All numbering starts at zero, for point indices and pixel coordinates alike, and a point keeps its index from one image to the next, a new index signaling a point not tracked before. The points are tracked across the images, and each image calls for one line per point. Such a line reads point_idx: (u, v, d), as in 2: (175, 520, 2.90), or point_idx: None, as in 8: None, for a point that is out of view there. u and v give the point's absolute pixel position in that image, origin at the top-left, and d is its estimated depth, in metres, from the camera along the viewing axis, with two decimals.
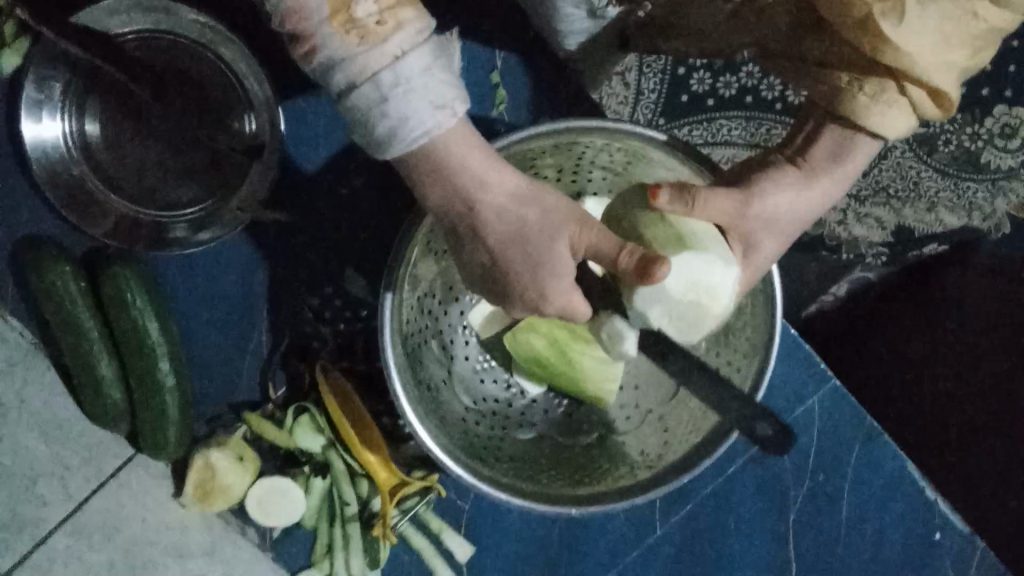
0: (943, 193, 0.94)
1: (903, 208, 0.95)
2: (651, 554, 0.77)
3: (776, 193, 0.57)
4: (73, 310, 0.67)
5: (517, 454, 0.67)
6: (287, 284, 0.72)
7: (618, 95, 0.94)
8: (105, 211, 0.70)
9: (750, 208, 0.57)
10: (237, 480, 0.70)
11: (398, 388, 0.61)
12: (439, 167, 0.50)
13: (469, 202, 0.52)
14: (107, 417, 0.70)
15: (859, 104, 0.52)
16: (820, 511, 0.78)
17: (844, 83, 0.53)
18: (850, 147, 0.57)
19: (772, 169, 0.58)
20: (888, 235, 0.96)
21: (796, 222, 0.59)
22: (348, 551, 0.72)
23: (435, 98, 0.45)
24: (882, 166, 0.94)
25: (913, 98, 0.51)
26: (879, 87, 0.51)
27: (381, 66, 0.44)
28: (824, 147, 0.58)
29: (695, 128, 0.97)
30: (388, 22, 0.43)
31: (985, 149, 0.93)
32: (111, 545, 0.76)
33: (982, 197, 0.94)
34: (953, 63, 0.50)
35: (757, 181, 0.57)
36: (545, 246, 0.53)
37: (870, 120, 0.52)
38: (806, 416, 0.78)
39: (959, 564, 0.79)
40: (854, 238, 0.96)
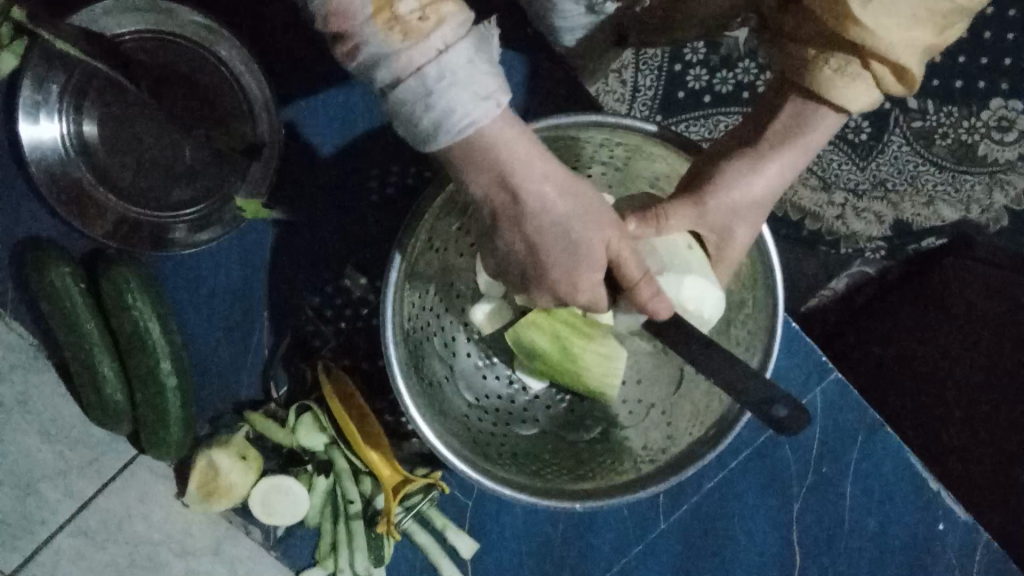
0: (940, 187, 1.02)
1: (903, 203, 1.02)
2: (655, 548, 0.77)
3: (732, 187, 0.57)
4: (74, 312, 0.67)
5: (519, 449, 0.67)
6: (288, 283, 0.72)
7: (614, 92, 0.96)
8: (105, 211, 0.69)
9: (708, 205, 0.57)
10: (241, 480, 0.70)
11: (400, 385, 0.61)
12: (490, 161, 0.49)
13: (517, 188, 0.50)
14: (110, 419, 0.70)
15: (824, 77, 0.52)
16: (826, 502, 0.78)
17: (811, 56, 0.52)
18: (811, 120, 0.55)
19: (727, 158, 0.58)
20: (887, 228, 1.02)
21: (765, 204, 0.58)
22: (353, 549, 0.72)
23: (481, 89, 0.45)
24: (880, 160, 1.01)
25: (877, 75, 0.50)
26: (845, 62, 0.50)
27: (426, 61, 0.43)
28: (781, 124, 0.56)
29: (693, 124, 0.97)
30: (430, 17, 0.42)
31: (982, 141, 1.02)
32: (117, 546, 0.76)
33: (980, 191, 1.02)
34: (925, 40, 0.49)
35: (706, 176, 0.58)
36: (584, 240, 0.53)
37: (832, 92, 0.52)
38: (807, 410, 0.78)
39: (962, 555, 0.79)
40: (853, 232, 1.02)
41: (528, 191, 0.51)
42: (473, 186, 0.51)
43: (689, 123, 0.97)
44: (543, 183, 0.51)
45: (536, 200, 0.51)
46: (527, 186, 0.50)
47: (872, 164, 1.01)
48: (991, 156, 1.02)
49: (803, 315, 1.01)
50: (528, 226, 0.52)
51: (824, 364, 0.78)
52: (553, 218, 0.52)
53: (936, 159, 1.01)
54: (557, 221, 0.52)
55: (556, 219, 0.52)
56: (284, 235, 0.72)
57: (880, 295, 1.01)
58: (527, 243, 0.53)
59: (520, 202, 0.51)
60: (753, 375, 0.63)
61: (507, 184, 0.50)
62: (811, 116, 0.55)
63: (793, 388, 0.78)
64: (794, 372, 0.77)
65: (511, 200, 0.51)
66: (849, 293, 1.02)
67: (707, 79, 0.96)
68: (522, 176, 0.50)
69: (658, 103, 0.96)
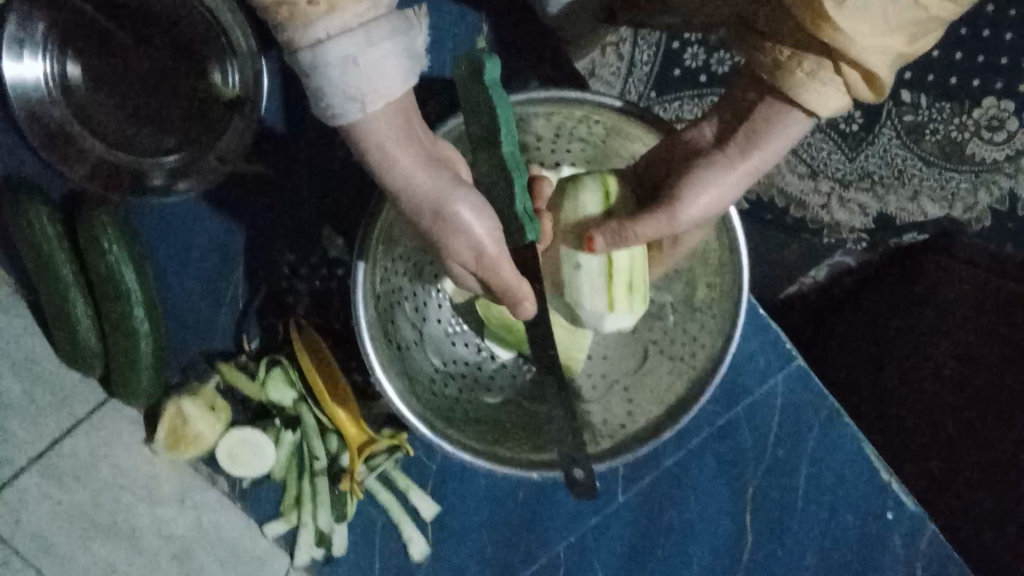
0: (926, 182, 1.03)
1: (888, 195, 1.04)
2: (611, 521, 0.79)
3: (699, 194, 0.58)
4: (50, 254, 0.66)
5: (482, 417, 0.68)
6: (265, 239, 0.73)
7: (611, 67, 0.95)
8: (84, 153, 0.69)
9: (676, 214, 0.58)
10: (209, 428, 0.72)
11: (369, 346, 0.62)
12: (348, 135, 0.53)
13: (377, 165, 0.54)
14: (82, 361, 0.71)
15: (796, 78, 0.54)
16: (778, 484, 0.80)
17: (784, 57, 0.54)
18: (778, 124, 0.57)
19: (698, 160, 0.59)
20: (870, 220, 1.05)
21: (726, 209, 0.60)
22: (316, 505, 0.74)
23: (351, 87, 0.48)
24: (869, 152, 1.02)
25: (847, 79, 0.52)
26: (816, 65, 0.53)
27: (304, 45, 0.46)
28: (751, 127, 0.58)
29: (686, 102, 0.97)
30: (318, 7, 0.45)
31: (971, 141, 1.01)
32: (81, 488, 0.75)
33: (965, 188, 1.03)
34: (895, 47, 0.51)
35: (679, 185, 0.58)
36: (449, 217, 0.55)
37: (806, 95, 0.54)
38: (768, 395, 0.80)
39: (908, 544, 0.81)
40: (837, 221, 1.05)
41: (389, 164, 0.54)
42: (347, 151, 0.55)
43: (684, 101, 0.97)
44: (404, 157, 0.54)
45: (399, 173, 0.55)
46: (387, 160, 0.54)
47: (862, 155, 1.02)
48: (979, 156, 1.01)
49: (780, 302, 1.08)
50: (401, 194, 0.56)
51: (787, 353, 0.80)
52: (411, 193, 0.55)
53: (925, 154, 1.02)
54: (421, 194, 0.55)
55: (416, 194, 0.55)
56: (262, 191, 0.73)
57: (858, 286, 1.06)
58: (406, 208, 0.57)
59: (383, 173, 0.55)
60: (711, 357, 0.65)
61: (369, 157, 0.54)
62: (782, 120, 0.57)
63: (755, 373, 0.80)
64: (758, 357, 0.79)
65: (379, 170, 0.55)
66: (829, 282, 1.07)
67: (704, 58, 0.96)
68: (381, 152, 0.54)
69: (653, 80, 0.97)
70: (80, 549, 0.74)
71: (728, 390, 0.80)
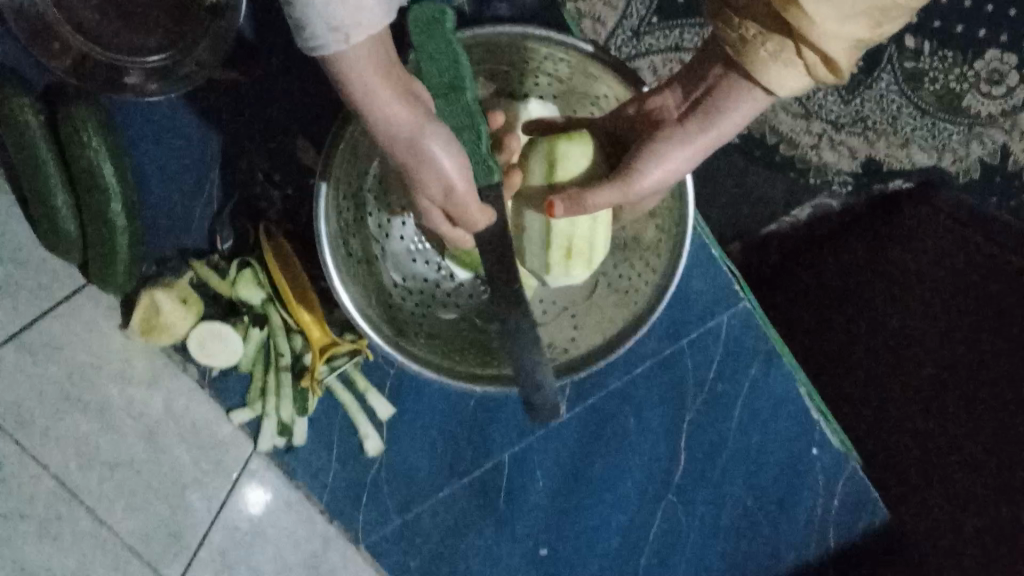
0: (919, 131, 1.05)
1: (879, 141, 1.06)
2: (555, 435, 0.85)
3: (656, 167, 0.62)
4: (31, 142, 0.68)
5: (435, 331, 0.73)
6: (241, 144, 0.76)
7: None
8: (66, 47, 0.71)
9: (635, 181, 0.61)
10: (180, 321, 0.76)
11: (329, 256, 0.66)
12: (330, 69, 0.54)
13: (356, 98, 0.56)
14: (59, 246, 0.73)
15: (760, 57, 0.55)
16: (715, 415, 0.86)
17: (750, 35, 0.56)
18: (733, 101, 0.61)
19: (660, 131, 0.63)
20: (858, 165, 1.07)
21: (685, 174, 0.64)
22: (279, 398, 0.79)
23: (330, 16, 0.49)
24: (865, 97, 1.05)
25: (807, 62, 0.53)
26: (779, 46, 0.54)
27: None
28: (709, 103, 0.62)
29: (686, 32, 1.00)
30: None
31: (967, 92, 1.05)
32: (56, 365, 0.76)
33: (956, 140, 1.06)
34: (857, 35, 0.51)
35: (639, 151, 0.63)
36: (424, 152, 0.58)
37: (767, 75, 0.56)
38: (713, 331, 0.85)
39: (829, 478, 0.87)
40: (824, 163, 1.07)
41: (368, 100, 0.56)
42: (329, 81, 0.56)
43: (684, 30, 1.00)
44: (383, 94, 0.56)
45: (376, 109, 0.56)
46: (367, 95, 0.55)
47: (857, 100, 1.05)
48: (973, 109, 1.05)
49: (761, 238, 1.08)
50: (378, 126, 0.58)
51: (734, 293, 0.84)
52: (388, 126, 0.58)
53: (920, 103, 1.05)
54: (395, 131, 0.58)
55: (392, 127, 0.57)
56: (241, 97, 0.75)
57: (840, 229, 1.06)
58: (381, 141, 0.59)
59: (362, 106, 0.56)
60: (651, 293, 0.71)
61: (349, 90, 0.55)
62: (740, 97, 0.60)
63: (702, 310, 0.84)
64: (706, 294, 0.84)
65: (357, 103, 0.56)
66: (810, 223, 1.08)
67: None
68: (364, 88, 0.55)
69: (656, 6, 0.99)
70: (52, 420, 0.75)
71: (675, 325, 0.84)
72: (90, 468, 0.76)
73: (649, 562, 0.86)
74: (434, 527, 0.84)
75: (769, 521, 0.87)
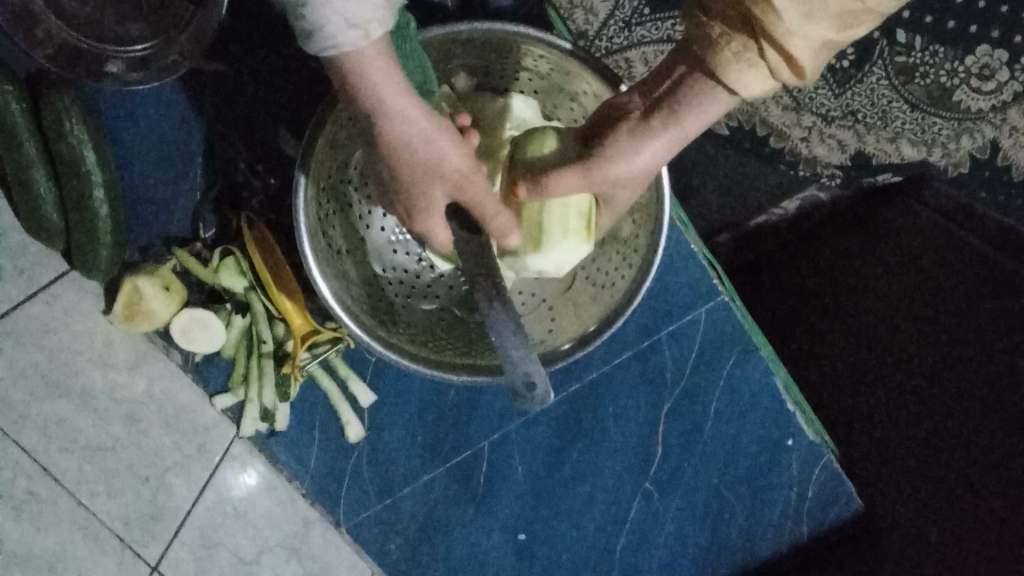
0: (908, 125, 1.06)
1: (868, 134, 1.07)
2: (535, 424, 0.86)
3: (617, 159, 0.61)
4: (14, 130, 0.69)
5: (414, 322, 0.74)
6: (223, 134, 0.77)
7: None
8: (49, 35, 0.71)
9: (594, 172, 0.62)
10: (163, 307, 0.76)
11: (307, 246, 0.67)
12: (353, 75, 0.53)
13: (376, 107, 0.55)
14: (43, 233, 0.74)
15: (723, 57, 0.54)
16: (692, 407, 0.87)
17: (715, 34, 0.54)
18: (700, 102, 0.58)
19: (620, 125, 0.61)
20: (847, 158, 1.08)
21: (647, 173, 0.62)
22: (261, 384, 0.80)
23: (348, 15, 0.48)
24: (856, 91, 1.05)
25: (769, 61, 0.52)
26: (742, 47, 0.53)
27: None
28: (674, 101, 0.60)
29: (677, 23, 1.00)
30: None
31: (959, 87, 1.05)
32: (39, 349, 0.77)
33: (945, 134, 1.07)
34: (823, 35, 0.51)
35: (600, 147, 0.61)
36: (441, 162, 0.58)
37: (732, 75, 0.55)
38: (692, 324, 0.86)
39: (804, 470, 0.88)
40: (814, 156, 1.07)
41: (388, 110, 0.55)
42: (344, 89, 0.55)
43: (675, 22, 1.00)
44: (402, 105, 0.55)
45: (396, 118, 0.56)
46: (386, 106, 0.55)
47: (848, 93, 1.05)
48: (964, 104, 1.06)
49: (750, 228, 1.10)
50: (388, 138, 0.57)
51: (714, 288, 0.85)
52: (404, 138, 0.57)
53: (910, 97, 1.05)
54: (414, 142, 0.57)
55: (410, 138, 0.57)
56: (224, 87, 0.76)
57: (827, 220, 1.08)
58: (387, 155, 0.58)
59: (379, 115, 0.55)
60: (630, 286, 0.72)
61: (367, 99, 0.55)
62: (702, 98, 0.58)
63: (682, 303, 0.85)
64: (685, 288, 0.85)
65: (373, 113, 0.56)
66: (799, 215, 1.09)
67: None
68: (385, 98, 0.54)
69: None
70: (33, 402, 0.77)
71: (655, 317, 0.85)
72: (70, 451, 0.78)
73: (625, 549, 0.88)
74: (414, 512, 0.85)
75: (745, 511, 0.88)
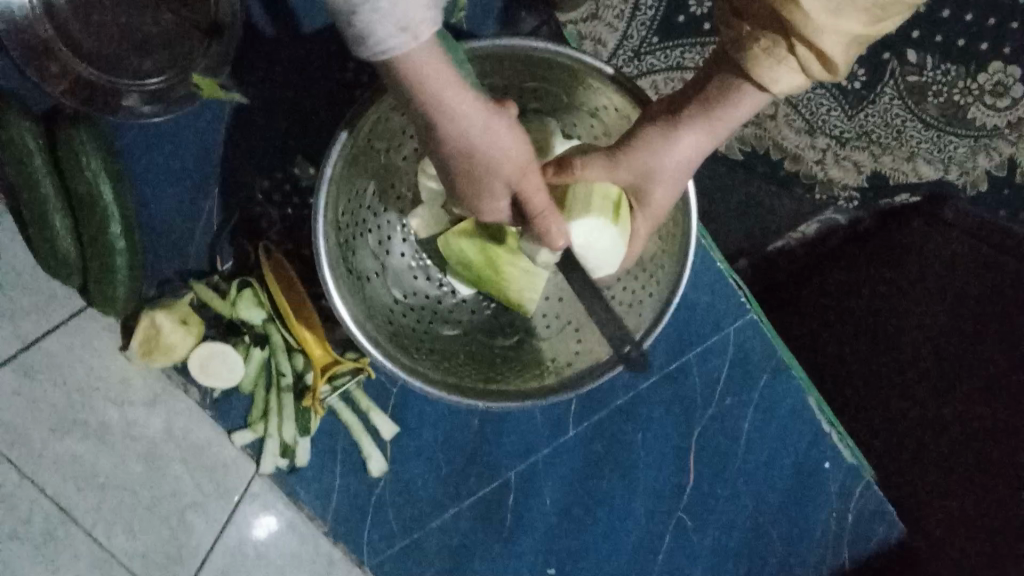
0: (924, 143, 1.04)
1: (883, 155, 1.05)
2: (561, 453, 0.83)
3: (648, 151, 0.62)
4: (31, 167, 0.68)
5: (438, 348, 0.72)
6: (242, 164, 0.76)
7: (614, 10, 0.98)
8: (64, 68, 0.72)
9: (619, 162, 0.63)
10: (181, 341, 0.75)
11: (328, 272, 0.65)
12: (411, 81, 0.51)
13: (431, 113, 0.54)
14: (60, 269, 0.72)
15: (754, 55, 0.55)
16: (723, 432, 0.84)
17: (745, 33, 0.55)
18: (732, 99, 0.61)
19: (648, 123, 0.63)
20: (863, 179, 1.05)
21: (676, 171, 0.63)
22: (281, 417, 0.78)
23: (407, 18, 0.47)
24: (870, 110, 1.03)
25: (800, 58, 0.53)
26: (771, 43, 0.54)
27: None
28: (705, 100, 0.62)
29: (688, 51, 1.00)
30: None
31: (973, 104, 1.03)
32: (54, 387, 0.76)
33: (962, 151, 1.05)
34: (851, 30, 0.52)
35: (628, 140, 0.63)
36: (497, 163, 0.57)
37: (760, 72, 0.55)
38: (720, 344, 0.83)
39: (843, 493, 0.86)
40: (830, 178, 1.05)
41: (445, 114, 0.54)
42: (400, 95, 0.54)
43: (685, 49, 0.99)
44: (462, 109, 0.54)
45: (452, 124, 0.54)
46: (443, 111, 0.53)
47: (861, 114, 1.03)
48: (978, 121, 1.04)
49: (769, 254, 1.08)
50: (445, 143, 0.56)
51: (741, 306, 0.83)
52: (463, 141, 0.55)
53: (925, 116, 1.03)
54: (468, 147, 0.56)
55: (472, 140, 0.55)
56: (240, 118, 0.76)
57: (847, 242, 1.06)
58: (446, 158, 0.57)
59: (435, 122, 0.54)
60: (659, 307, 0.70)
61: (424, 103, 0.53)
62: (733, 94, 0.61)
63: (709, 324, 0.83)
64: (711, 309, 0.83)
65: (429, 117, 0.54)
66: (818, 238, 1.07)
67: (707, 8, 0.99)
68: (439, 100, 0.53)
69: (657, 25, 0.99)
70: (50, 441, 0.75)
71: (680, 339, 0.83)
72: (88, 492, 0.76)
73: None
74: (440, 549, 0.82)
75: (781, 539, 0.85)
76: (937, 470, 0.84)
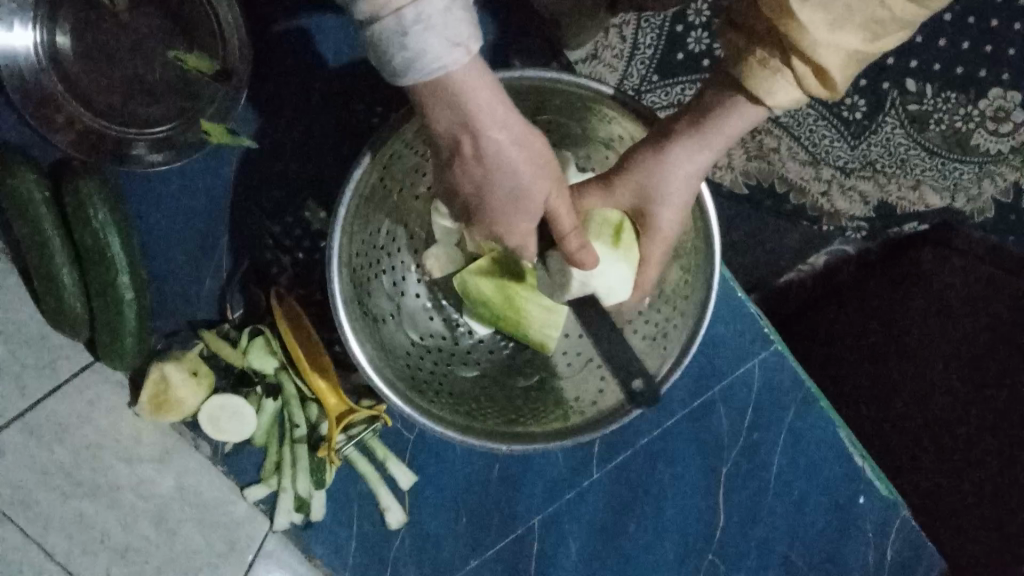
0: (929, 172, 1.02)
1: (889, 184, 1.02)
2: (582, 499, 0.80)
3: (635, 171, 0.62)
4: (38, 222, 0.67)
5: (456, 391, 0.70)
6: (251, 209, 0.75)
7: (614, 49, 0.96)
8: (71, 119, 0.70)
9: (612, 186, 0.64)
10: (191, 395, 0.73)
11: (343, 314, 0.63)
12: (449, 100, 0.51)
13: (473, 134, 0.52)
14: (67, 323, 0.70)
15: (749, 68, 0.54)
16: (752, 470, 0.82)
17: (741, 48, 0.54)
18: (722, 112, 0.58)
19: (641, 142, 0.63)
20: (870, 210, 1.03)
21: (668, 189, 0.62)
22: (295, 470, 0.75)
23: (453, 36, 0.47)
24: (872, 140, 1.01)
25: (796, 73, 0.52)
26: (768, 56, 0.53)
27: (404, 2, 0.45)
28: (697, 113, 0.60)
29: (688, 87, 0.97)
30: None
31: (976, 131, 1.01)
32: (62, 446, 0.74)
33: (967, 179, 1.02)
34: (851, 45, 0.51)
35: (619, 163, 0.63)
36: (530, 187, 0.56)
37: (758, 84, 0.54)
38: (745, 377, 0.81)
39: (879, 530, 0.83)
40: (836, 210, 1.03)
41: (487, 135, 0.52)
42: (435, 120, 0.53)
43: (684, 85, 0.97)
44: (501, 132, 0.53)
45: (493, 145, 0.53)
46: (483, 134, 0.52)
47: (864, 143, 1.01)
48: (982, 147, 1.01)
49: (779, 288, 1.06)
50: (484, 166, 0.55)
51: (765, 336, 0.81)
52: (504, 164, 0.54)
53: (928, 144, 1.01)
54: (506, 170, 0.55)
55: (510, 164, 0.54)
56: (248, 163, 0.75)
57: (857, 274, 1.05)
58: (477, 182, 0.56)
59: (477, 146, 0.53)
60: (681, 342, 0.68)
61: (464, 123, 0.52)
62: (724, 107, 0.58)
63: (732, 356, 0.81)
64: (734, 341, 0.81)
65: (469, 139, 0.53)
66: (827, 270, 1.06)
67: (707, 42, 0.97)
68: (485, 121, 0.52)
69: (655, 63, 0.96)
70: (57, 504, 0.73)
71: (703, 371, 0.81)
72: (95, 553, 0.73)
73: None
74: None
75: None
76: (963, 501, 0.83)
